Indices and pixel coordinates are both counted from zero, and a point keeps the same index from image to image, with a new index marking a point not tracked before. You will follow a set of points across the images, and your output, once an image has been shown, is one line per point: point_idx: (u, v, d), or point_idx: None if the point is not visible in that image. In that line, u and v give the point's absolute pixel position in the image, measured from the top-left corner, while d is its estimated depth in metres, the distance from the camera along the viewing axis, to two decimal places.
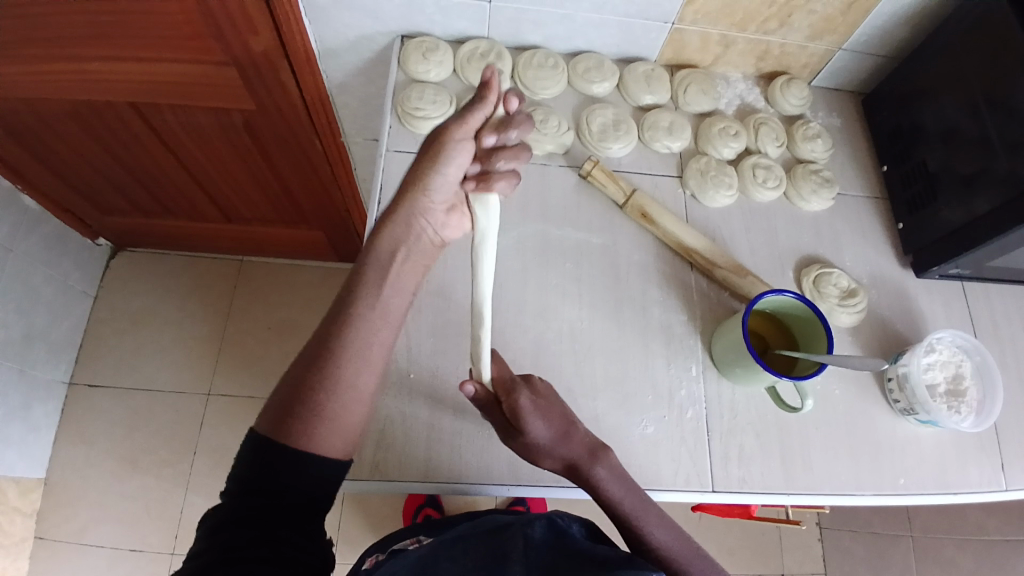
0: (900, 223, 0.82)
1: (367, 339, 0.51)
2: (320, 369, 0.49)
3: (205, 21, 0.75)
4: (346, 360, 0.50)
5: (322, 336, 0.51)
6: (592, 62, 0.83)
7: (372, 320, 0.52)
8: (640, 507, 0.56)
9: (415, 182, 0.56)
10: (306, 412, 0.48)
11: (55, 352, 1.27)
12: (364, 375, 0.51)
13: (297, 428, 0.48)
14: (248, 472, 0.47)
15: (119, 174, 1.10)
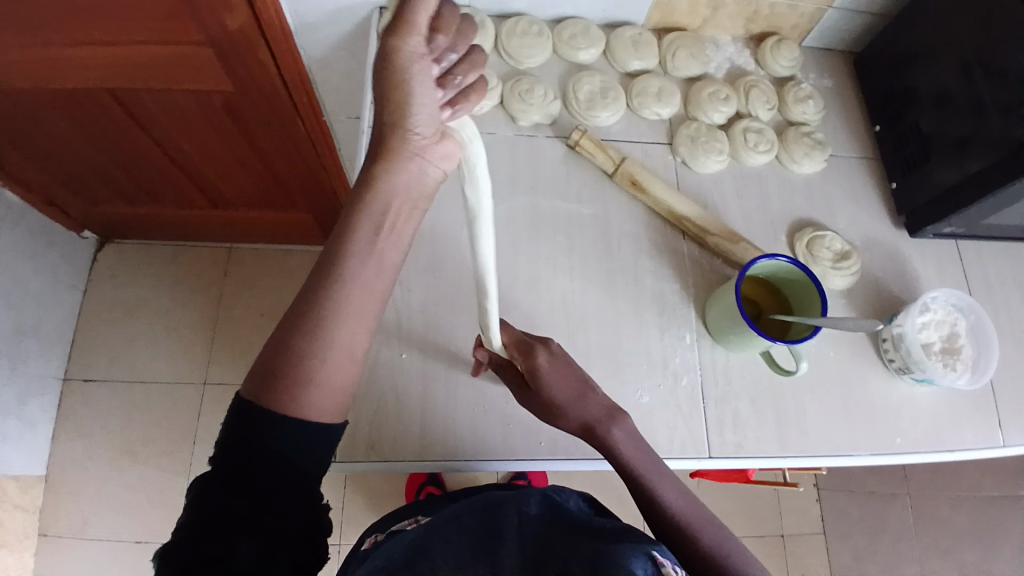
0: (893, 183, 0.82)
1: (353, 308, 0.47)
2: (308, 332, 0.46)
3: (178, 1, 0.72)
4: (332, 323, 0.46)
5: (306, 297, 0.47)
6: (578, 29, 0.81)
7: (361, 288, 0.47)
8: (654, 471, 0.55)
9: (396, 119, 0.47)
10: (291, 379, 0.46)
11: (47, 347, 1.26)
12: (354, 340, 0.48)
13: (279, 394, 0.46)
14: (234, 441, 0.46)
15: (101, 162, 1.08)
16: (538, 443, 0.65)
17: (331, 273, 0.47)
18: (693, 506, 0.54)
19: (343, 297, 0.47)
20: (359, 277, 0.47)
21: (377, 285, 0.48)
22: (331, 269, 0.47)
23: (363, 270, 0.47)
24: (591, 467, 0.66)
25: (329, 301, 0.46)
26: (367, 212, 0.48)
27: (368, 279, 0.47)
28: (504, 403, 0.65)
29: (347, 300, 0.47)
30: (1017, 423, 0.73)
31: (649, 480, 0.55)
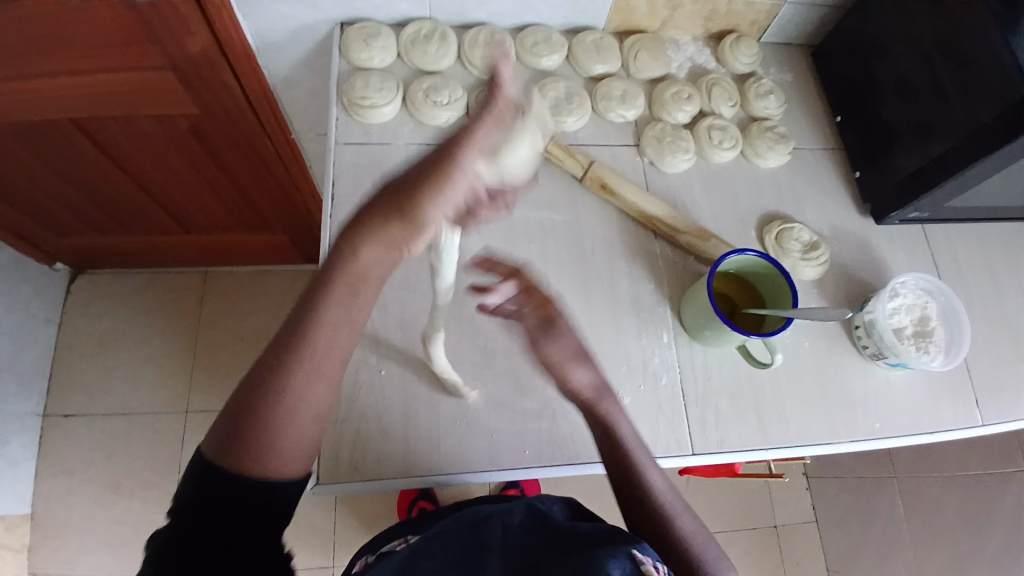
0: (857, 172, 0.83)
1: (319, 374, 0.44)
2: (271, 392, 0.43)
3: (136, 27, 0.71)
4: (299, 384, 0.43)
5: (273, 355, 0.43)
6: (540, 36, 0.81)
7: (327, 350, 0.43)
8: (642, 459, 0.54)
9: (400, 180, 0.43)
10: (250, 441, 0.43)
11: (24, 383, 1.23)
12: (315, 406, 0.44)
13: (242, 451, 0.43)
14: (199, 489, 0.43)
15: (68, 193, 1.06)
16: (522, 451, 0.65)
17: (301, 335, 0.43)
18: (676, 505, 0.52)
19: (308, 362, 0.43)
20: (328, 342, 0.43)
21: (344, 347, 0.44)
22: (303, 331, 0.43)
23: (333, 336, 0.43)
24: (577, 473, 0.66)
25: (294, 363, 0.43)
26: (348, 262, 0.43)
27: (336, 342, 0.44)
28: (486, 414, 0.65)
29: (311, 363, 0.43)
30: (990, 401, 0.75)
31: (638, 465, 0.53)
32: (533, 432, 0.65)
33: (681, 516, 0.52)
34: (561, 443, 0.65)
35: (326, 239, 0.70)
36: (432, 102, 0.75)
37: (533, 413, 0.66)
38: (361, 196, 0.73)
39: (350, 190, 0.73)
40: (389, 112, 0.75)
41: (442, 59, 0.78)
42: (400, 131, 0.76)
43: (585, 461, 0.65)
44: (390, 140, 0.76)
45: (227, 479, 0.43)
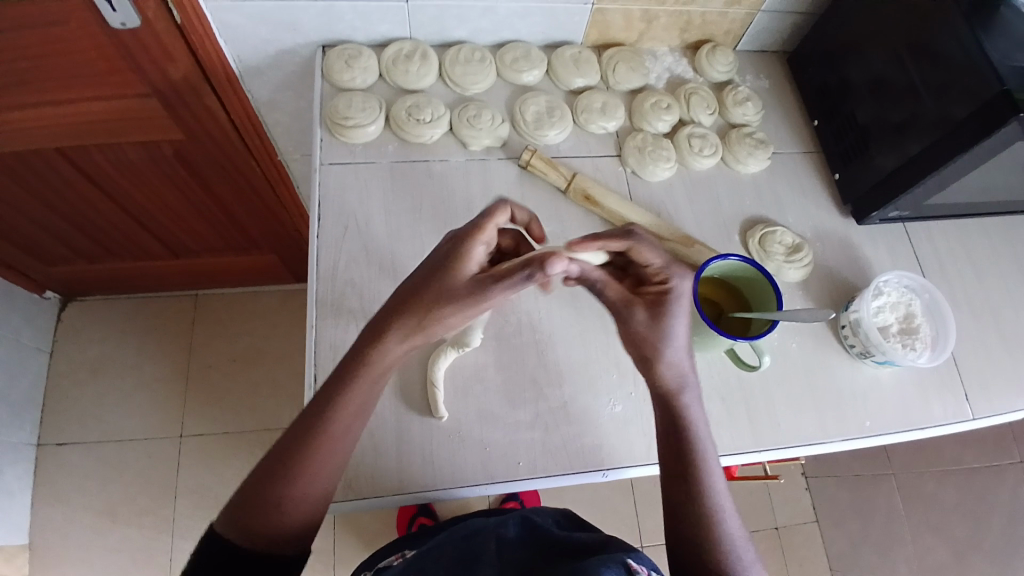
0: (836, 174, 0.85)
1: (329, 454, 0.51)
2: (289, 467, 0.50)
3: (119, 54, 0.72)
4: (326, 440, 0.51)
5: (291, 437, 0.51)
6: (519, 52, 0.83)
7: (338, 435, 0.52)
8: (706, 460, 0.56)
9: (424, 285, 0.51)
10: (267, 508, 0.50)
11: (17, 412, 1.21)
12: (323, 482, 0.52)
13: (276, 489, 0.50)
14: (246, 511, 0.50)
15: (56, 222, 1.06)
16: (517, 464, 0.65)
17: (326, 414, 0.51)
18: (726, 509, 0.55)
19: (321, 444, 0.51)
20: (340, 428, 0.51)
21: (352, 434, 0.53)
22: (327, 410, 0.51)
23: (345, 423, 0.52)
24: (572, 482, 0.66)
25: (309, 445, 0.51)
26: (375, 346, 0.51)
27: (345, 429, 0.52)
28: (478, 427, 0.66)
29: (324, 445, 0.51)
30: (981, 395, 0.76)
31: (700, 470, 0.55)
32: (527, 444, 0.66)
33: (729, 520, 0.55)
34: (555, 454, 0.66)
35: (314, 259, 0.71)
36: (415, 120, 0.76)
37: (526, 425, 0.66)
38: (348, 214, 0.73)
39: (336, 209, 0.73)
40: (372, 132, 0.76)
41: (423, 77, 0.80)
42: (385, 149, 0.77)
43: (579, 470, 0.65)
44: (375, 159, 0.76)
45: (262, 508, 0.49)
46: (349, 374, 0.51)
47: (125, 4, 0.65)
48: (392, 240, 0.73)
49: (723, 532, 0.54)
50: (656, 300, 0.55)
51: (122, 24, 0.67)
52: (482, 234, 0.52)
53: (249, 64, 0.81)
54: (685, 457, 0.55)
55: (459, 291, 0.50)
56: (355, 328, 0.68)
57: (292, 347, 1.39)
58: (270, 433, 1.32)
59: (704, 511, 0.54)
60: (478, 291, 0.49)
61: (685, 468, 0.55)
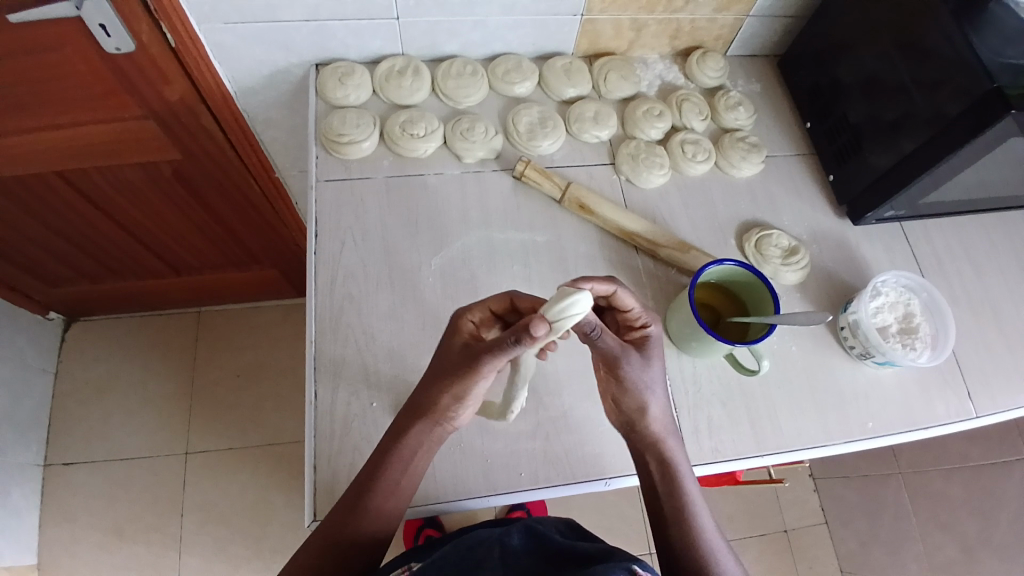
0: (831, 175, 0.85)
1: (387, 503, 0.55)
2: (369, 486, 0.55)
3: (116, 78, 0.73)
4: (396, 468, 0.55)
5: (359, 482, 0.55)
6: (510, 64, 0.83)
7: (402, 477, 0.56)
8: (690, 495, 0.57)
9: (439, 364, 0.55)
10: (353, 521, 0.54)
11: (23, 433, 1.22)
12: (387, 527, 0.55)
13: (360, 501, 0.54)
14: (334, 522, 0.54)
15: (58, 244, 1.07)
16: (519, 475, 0.65)
17: (396, 447, 0.56)
18: (719, 542, 0.56)
19: (383, 490, 0.55)
20: (403, 468, 0.56)
21: (405, 485, 0.56)
22: (395, 445, 0.56)
23: (396, 474, 0.55)
24: (575, 491, 0.66)
25: (381, 477, 0.55)
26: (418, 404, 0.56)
27: (400, 478, 0.56)
28: (479, 439, 0.65)
29: (394, 476, 0.55)
30: (984, 394, 0.75)
31: (688, 504, 0.57)
32: (530, 454, 0.66)
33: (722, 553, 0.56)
34: (557, 463, 0.66)
35: (313, 275, 0.71)
36: (409, 134, 0.77)
37: (526, 435, 0.66)
38: (345, 229, 0.74)
39: (333, 225, 0.74)
40: (367, 148, 0.77)
41: (416, 92, 0.80)
42: (379, 164, 0.78)
43: (581, 480, 0.65)
44: (370, 174, 0.77)
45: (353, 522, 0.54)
46: (411, 422, 0.56)
47: (119, 29, 0.65)
48: (389, 254, 0.73)
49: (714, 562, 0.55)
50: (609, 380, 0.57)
51: (117, 48, 0.68)
52: (470, 312, 0.56)
53: (244, 84, 0.82)
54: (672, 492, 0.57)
55: (459, 363, 0.53)
56: (354, 342, 0.68)
57: (295, 361, 1.39)
58: (275, 449, 1.32)
59: (695, 543, 0.55)
60: (473, 357, 0.52)
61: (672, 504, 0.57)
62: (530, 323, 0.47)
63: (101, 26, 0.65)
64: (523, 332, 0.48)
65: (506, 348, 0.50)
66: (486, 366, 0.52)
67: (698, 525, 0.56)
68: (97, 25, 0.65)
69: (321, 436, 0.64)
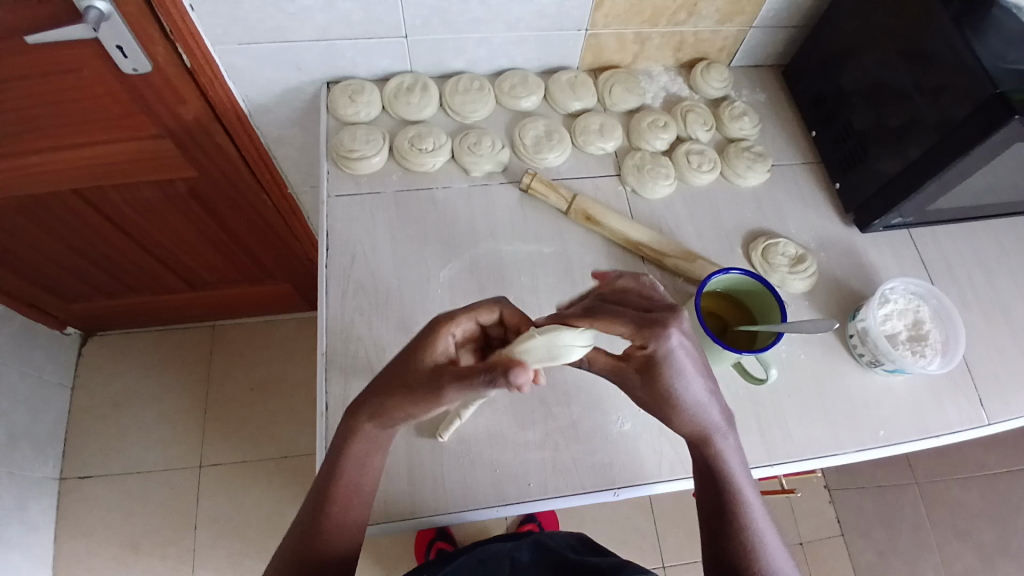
0: (837, 183, 0.85)
1: (349, 507, 0.56)
2: (328, 492, 0.56)
3: (131, 98, 0.75)
4: (345, 475, 0.56)
5: (319, 488, 0.56)
6: (516, 79, 0.85)
7: (356, 482, 0.56)
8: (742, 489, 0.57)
9: (399, 379, 0.52)
10: (321, 526, 0.55)
11: (41, 447, 1.24)
12: (352, 531, 0.57)
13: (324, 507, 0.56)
14: (303, 527, 0.56)
15: (76, 261, 1.10)
16: (527, 484, 0.65)
17: (343, 453, 0.55)
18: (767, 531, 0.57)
19: (342, 496, 0.56)
20: (357, 474, 0.56)
21: (365, 488, 0.57)
22: (343, 454, 0.55)
23: (356, 479, 0.56)
24: (584, 501, 0.66)
25: (338, 483, 0.56)
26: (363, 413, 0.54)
27: (360, 481, 0.56)
28: (488, 449, 0.66)
29: (350, 481, 0.56)
30: (997, 400, 0.74)
31: (740, 500, 0.57)
32: (539, 464, 0.66)
33: (772, 548, 0.57)
34: (566, 473, 0.66)
35: (323, 289, 0.72)
36: (417, 149, 0.78)
37: (535, 445, 0.67)
38: (355, 243, 0.75)
39: (343, 239, 0.75)
40: (377, 163, 0.78)
41: (424, 108, 0.82)
42: (389, 179, 0.79)
43: (590, 489, 0.65)
44: (379, 188, 0.78)
45: (317, 526, 0.55)
46: (354, 428, 0.55)
47: (135, 50, 0.68)
48: (398, 267, 0.74)
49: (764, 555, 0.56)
50: (646, 365, 0.52)
51: (134, 69, 0.71)
52: (454, 326, 0.53)
53: (257, 103, 0.85)
54: (725, 492, 0.57)
55: (422, 380, 0.51)
56: (365, 354, 0.69)
57: (307, 373, 1.41)
58: (287, 461, 1.33)
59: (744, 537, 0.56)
60: (440, 382, 0.49)
61: (723, 500, 0.57)
62: (509, 375, 0.45)
63: (118, 48, 0.67)
64: (500, 376, 0.45)
65: (474, 382, 0.47)
66: (450, 395, 0.49)
67: (749, 518, 0.57)
68: (114, 47, 0.67)
69: (332, 447, 0.65)
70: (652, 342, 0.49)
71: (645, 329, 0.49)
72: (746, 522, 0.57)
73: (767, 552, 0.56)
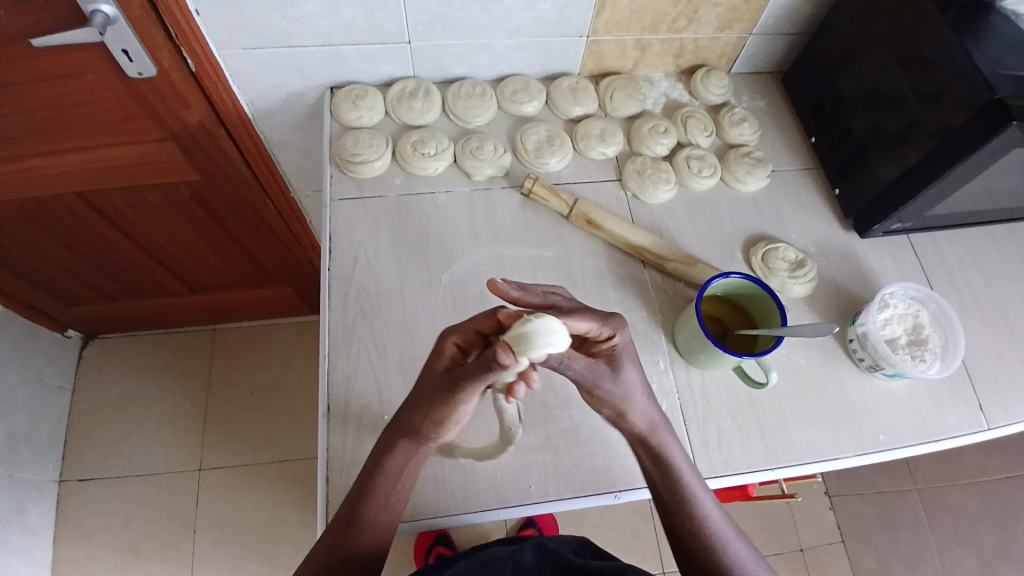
0: (836, 189, 0.85)
1: (381, 521, 0.56)
2: (362, 496, 0.56)
3: (137, 102, 0.76)
4: (381, 481, 0.57)
5: (351, 493, 0.57)
6: (518, 85, 0.86)
7: (390, 492, 0.57)
8: (692, 486, 0.58)
9: (425, 391, 0.56)
10: (350, 530, 0.55)
11: (40, 451, 1.24)
12: (383, 546, 0.56)
13: (356, 511, 0.56)
14: (330, 532, 0.55)
15: (78, 263, 1.10)
16: (529, 487, 0.65)
17: (380, 462, 0.57)
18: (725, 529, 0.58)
19: (374, 502, 0.56)
20: (392, 483, 0.57)
21: (397, 503, 0.57)
22: (380, 462, 0.57)
23: (387, 494, 0.57)
24: (585, 505, 0.66)
25: (372, 489, 0.56)
26: (404, 423, 0.57)
27: (392, 491, 0.57)
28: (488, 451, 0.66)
29: (384, 490, 0.57)
30: (997, 404, 0.75)
31: (691, 497, 0.58)
32: (540, 467, 0.66)
33: (733, 544, 0.57)
34: (567, 476, 0.66)
35: (326, 291, 0.73)
36: (420, 153, 0.79)
37: (536, 448, 0.67)
38: (358, 247, 0.76)
39: (346, 242, 0.76)
40: (379, 167, 0.79)
41: (427, 113, 0.83)
42: (391, 183, 0.80)
43: (591, 492, 0.66)
44: (382, 192, 0.79)
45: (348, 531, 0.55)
46: (393, 439, 0.57)
47: (141, 55, 0.69)
48: (400, 270, 0.75)
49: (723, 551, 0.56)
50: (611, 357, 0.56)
51: (139, 73, 0.71)
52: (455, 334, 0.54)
53: (260, 107, 0.85)
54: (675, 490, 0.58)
55: (440, 387, 0.54)
56: (367, 357, 0.70)
57: (307, 377, 1.41)
58: (287, 465, 1.33)
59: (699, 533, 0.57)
60: (460, 386, 0.53)
61: (676, 499, 0.58)
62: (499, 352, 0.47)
63: (124, 52, 0.68)
64: (493, 359, 0.48)
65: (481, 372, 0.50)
66: (470, 390, 0.53)
67: (704, 516, 0.57)
68: (119, 52, 0.68)
69: (334, 449, 0.65)
70: (614, 331, 0.56)
71: (611, 317, 0.55)
72: (699, 519, 0.57)
73: (727, 550, 0.57)
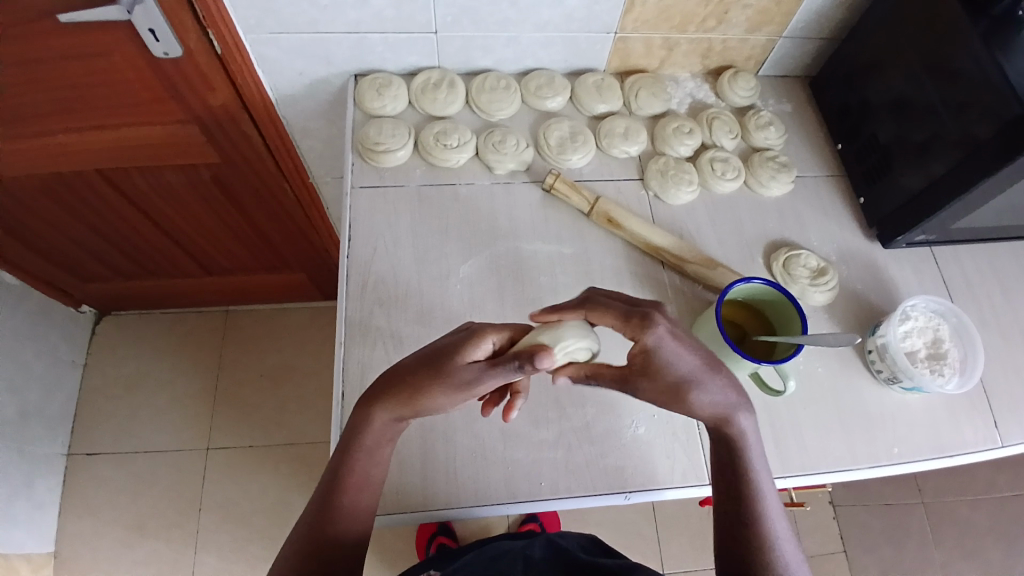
0: (861, 197, 0.84)
1: (359, 499, 0.57)
2: (340, 483, 0.56)
3: (162, 83, 0.76)
4: (355, 462, 0.56)
5: (326, 478, 0.57)
6: (543, 80, 0.85)
7: (362, 479, 0.57)
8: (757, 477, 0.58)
9: (420, 369, 0.53)
10: (329, 516, 0.55)
11: (50, 425, 1.25)
12: (363, 523, 0.57)
13: (335, 497, 0.56)
14: (306, 519, 0.56)
15: (95, 241, 1.10)
16: (539, 484, 0.65)
17: (356, 437, 0.56)
18: (782, 526, 0.57)
19: (351, 487, 0.56)
20: (363, 467, 0.56)
21: (375, 479, 0.57)
22: (356, 438, 0.56)
23: (365, 471, 0.57)
24: (595, 504, 0.66)
25: (346, 472, 0.56)
26: (384, 398, 0.55)
27: (365, 474, 0.57)
28: (500, 446, 0.66)
29: (358, 473, 0.56)
30: (1013, 421, 0.74)
31: (756, 489, 0.57)
32: (551, 463, 0.66)
33: (783, 540, 0.57)
34: (578, 475, 0.66)
35: (343, 279, 0.73)
36: (442, 145, 0.79)
37: (548, 445, 0.67)
38: (378, 235, 0.76)
39: (366, 231, 0.76)
40: (401, 157, 0.79)
41: (450, 104, 0.82)
42: (412, 173, 0.79)
43: (602, 491, 0.65)
44: (403, 182, 0.79)
45: (326, 518, 0.55)
46: (367, 410, 0.56)
47: (168, 35, 0.69)
48: (418, 262, 0.75)
49: (775, 546, 0.56)
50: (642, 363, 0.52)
51: (165, 53, 0.71)
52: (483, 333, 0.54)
53: (284, 93, 0.85)
54: (741, 478, 0.57)
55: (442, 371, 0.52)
56: (382, 347, 0.70)
57: (316, 363, 1.41)
58: (294, 449, 1.34)
59: (757, 527, 0.56)
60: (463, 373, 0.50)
61: (741, 490, 0.57)
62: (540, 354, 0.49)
63: (150, 31, 0.68)
64: (527, 360, 0.49)
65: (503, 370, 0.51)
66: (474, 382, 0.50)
67: (762, 509, 0.57)
68: (146, 31, 0.68)
69: None
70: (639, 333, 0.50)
71: (633, 321, 0.50)
72: (760, 510, 0.57)
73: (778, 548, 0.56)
